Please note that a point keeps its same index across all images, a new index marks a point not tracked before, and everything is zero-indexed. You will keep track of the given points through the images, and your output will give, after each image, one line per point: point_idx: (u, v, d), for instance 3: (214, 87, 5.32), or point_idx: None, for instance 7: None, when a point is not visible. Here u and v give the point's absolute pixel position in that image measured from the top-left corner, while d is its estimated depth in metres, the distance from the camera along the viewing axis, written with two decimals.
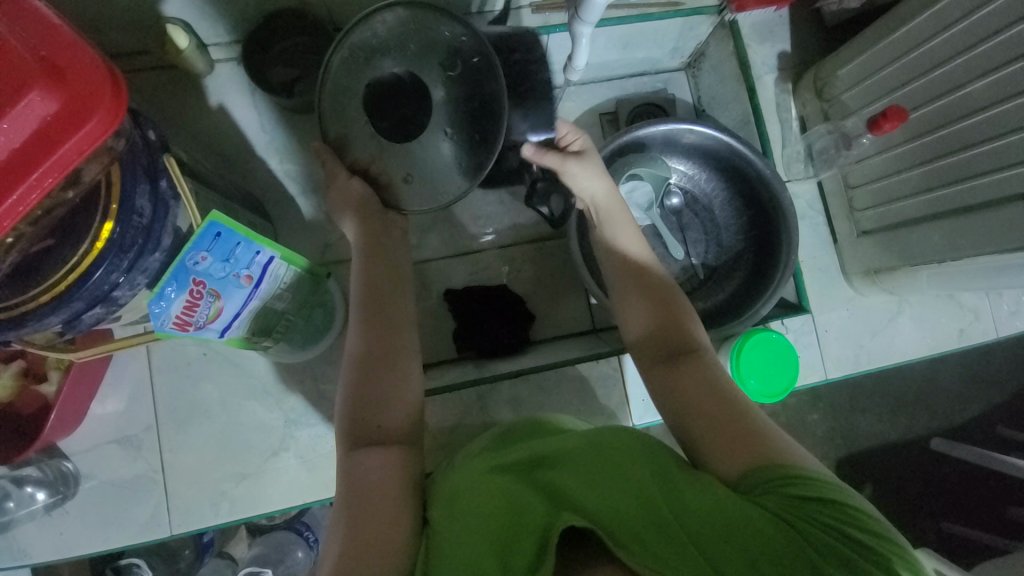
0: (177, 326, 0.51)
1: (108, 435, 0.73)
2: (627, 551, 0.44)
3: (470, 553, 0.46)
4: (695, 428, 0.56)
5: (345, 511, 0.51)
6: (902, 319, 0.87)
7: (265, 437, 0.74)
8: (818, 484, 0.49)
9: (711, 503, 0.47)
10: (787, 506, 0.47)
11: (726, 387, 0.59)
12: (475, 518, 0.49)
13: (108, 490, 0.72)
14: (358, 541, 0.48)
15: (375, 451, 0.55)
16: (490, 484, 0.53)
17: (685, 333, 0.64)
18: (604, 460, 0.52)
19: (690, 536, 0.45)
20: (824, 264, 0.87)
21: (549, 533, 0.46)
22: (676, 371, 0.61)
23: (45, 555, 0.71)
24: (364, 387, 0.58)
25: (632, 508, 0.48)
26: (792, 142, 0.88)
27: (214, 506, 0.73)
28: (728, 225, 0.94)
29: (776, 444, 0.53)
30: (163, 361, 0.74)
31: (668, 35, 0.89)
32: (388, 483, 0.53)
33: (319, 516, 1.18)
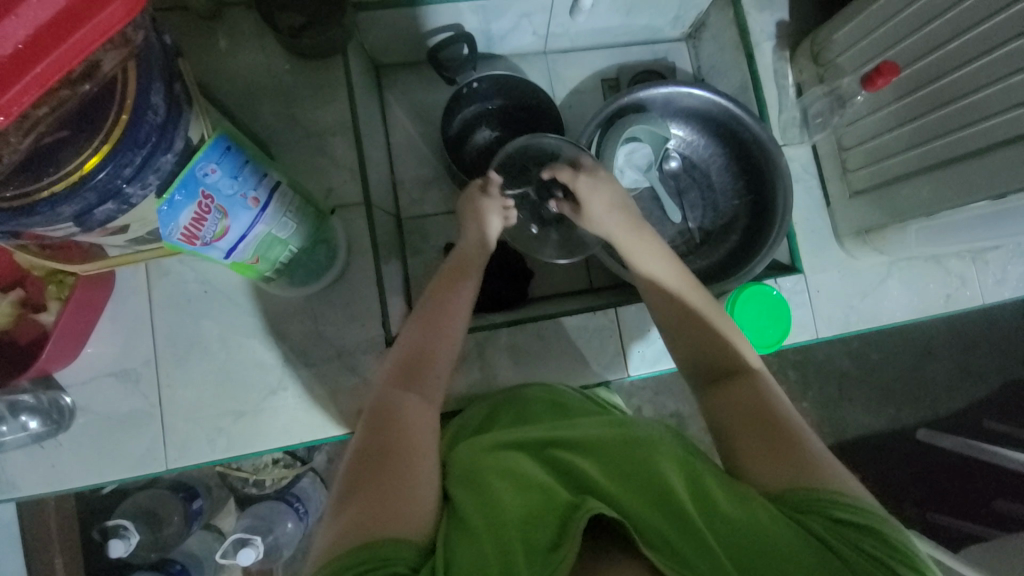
0: (181, 238, 0.50)
1: (105, 368, 0.72)
2: (656, 552, 0.45)
3: (494, 533, 0.47)
4: (732, 437, 0.57)
5: (362, 462, 0.52)
6: (890, 282, 0.89)
7: (263, 375, 0.75)
8: (862, 512, 0.48)
9: (738, 504, 0.49)
10: (826, 527, 0.47)
11: (778, 407, 0.58)
12: (498, 501, 0.51)
13: (102, 423, 0.71)
14: (368, 509, 0.48)
15: (414, 406, 0.57)
16: (509, 466, 0.56)
17: (733, 353, 0.64)
18: (629, 458, 0.54)
19: (709, 527, 0.47)
20: (817, 226, 0.89)
21: (572, 518, 0.47)
22: (726, 393, 0.60)
23: (36, 489, 0.71)
24: (413, 362, 0.61)
25: (653, 504, 0.49)
26: (788, 107, 0.90)
27: (211, 442, 0.73)
28: (725, 190, 0.96)
29: (825, 466, 0.52)
30: (163, 296, 0.74)
31: (670, 2, 0.92)
32: (418, 440, 0.54)
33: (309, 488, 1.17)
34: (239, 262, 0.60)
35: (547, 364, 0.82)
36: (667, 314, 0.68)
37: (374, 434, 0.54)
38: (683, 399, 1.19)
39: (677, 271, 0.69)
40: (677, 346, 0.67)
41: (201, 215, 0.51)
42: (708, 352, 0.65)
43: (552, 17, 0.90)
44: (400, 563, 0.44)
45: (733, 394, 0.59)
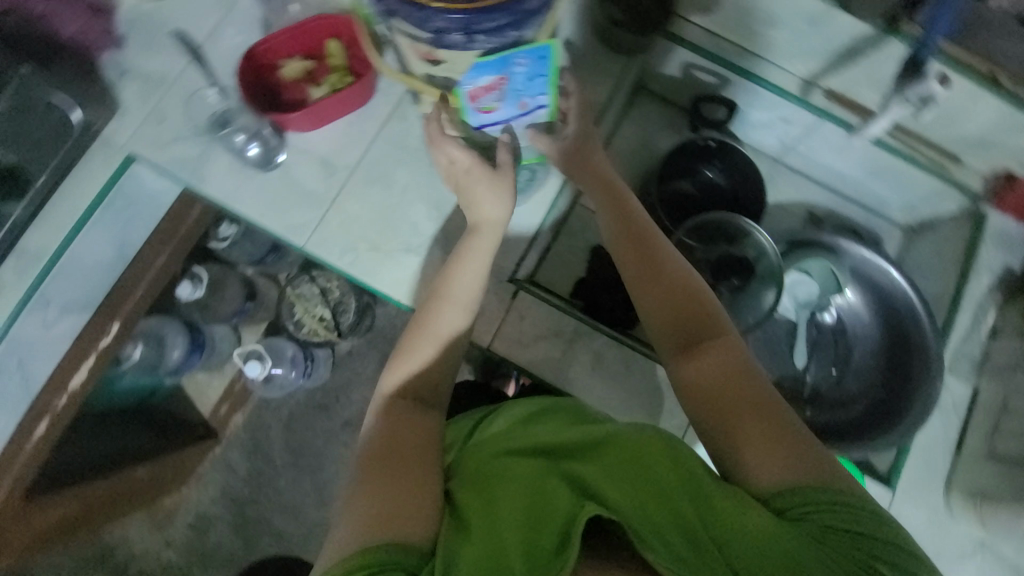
0: (470, 94, 0.65)
1: (318, 151, 0.86)
2: (655, 554, 0.46)
3: (494, 542, 0.50)
4: (724, 447, 0.57)
5: (372, 467, 0.57)
6: (973, 565, 0.81)
7: (410, 234, 0.85)
8: (848, 497, 0.52)
9: (750, 524, 0.49)
10: (821, 532, 0.50)
11: (761, 386, 0.59)
12: (502, 498, 0.55)
13: (287, 185, 0.85)
14: (377, 515, 0.52)
15: (414, 413, 0.64)
16: (511, 471, 0.59)
17: (710, 324, 0.64)
18: (640, 475, 0.54)
19: (717, 542, 0.49)
20: (932, 461, 0.84)
21: (573, 524, 0.49)
22: (701, 369, 0.61)
23: (212, 192, 0.86)
24: (409, 352, 0.68)
25: (652, 507, 0.51)
26: (972, 341, 0.88)
27: (342, 253, 0.84)
28: (858, 371, 0.93)
29: (818, 459, 0.55)
30: (390, 132, 0.87)
31: (915, 189, 0.94)
32: (413, 444, 0.60)
33: (321, 359, 1.36)
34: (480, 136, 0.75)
35: (615, 391, 0.84)
36: (669, 359, 0.64)
37: (382, 441, 0.60)
38: None
39: (675, 266, 0.68)
40: (671, 361, 0.64)
41: (487, 89, 0.65)
42: (674, 324, 0.65)
43: (805, 135, 0.95)
44: (400, 565, 0.49)
45: (707, 366, 0.61)
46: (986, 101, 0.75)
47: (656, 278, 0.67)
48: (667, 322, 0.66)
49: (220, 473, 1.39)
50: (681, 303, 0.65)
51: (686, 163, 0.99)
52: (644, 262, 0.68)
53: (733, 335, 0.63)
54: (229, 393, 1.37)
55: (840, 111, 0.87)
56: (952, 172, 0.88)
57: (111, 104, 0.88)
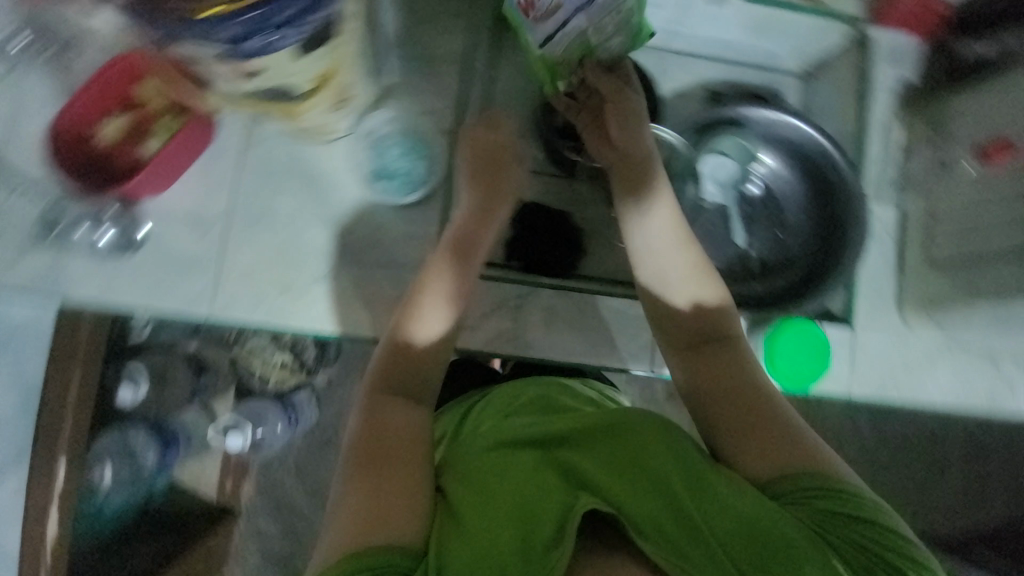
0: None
1: (184, 211, 0.78)
2: (651, 545, 0.48)
3: (484, 539, 0.49)
4: (719, 425, 0.59)
5: (359, 472, 0.55)
6: (940, 365, 0.87)
7: (317, 261, 0.79)
8: (844, 491, 0.53)
9: (741, 503, 0.50)
10: (814, 518, 0.51)
11: (761, 380, 0.60)
12: (494, 496, 0.53)
13: (167, 259, 0.77)
14: (366, 524, 0.51)
15: (395, 409, 0.60)
16: (506, 461, 0.56)
17: (718, 320, 0.64)
18: (637, 459, 0.54)
19: (708, 520, 0.49)
20: (882, 288, 0.88)
21: (568, 516, 0.49)
22: (707, 360, 0.62)
23: (91, 295, 0.77)
24: (398, 352, 0.63)
25: (648, 495, 0.51)
26: (888, 165, 0.90)
27: (254, 307, 0.78)
28: (796, 230, 0.92)
29: (811, 450, 0.55)
30: (253, 162, 0.79)
31: (796, 33, 0.89)
32: (398, 448, 0.57)
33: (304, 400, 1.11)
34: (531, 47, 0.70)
35: (575, 337, 0.84)
36: (673, 331, 0.66)
37: (365, 438, 0.58)
38: None
39: (672, 244, 0.68)
40: (675, 342, 0.65)
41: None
42: (691, 314, 0.65)
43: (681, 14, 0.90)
44: (395, 570, 0.48)
45: (715, 362, 0.62)
46: None
47: (655, 253, 0.68)
48: (671, 300, 0.66)
49: None
50: (689, 291, 0.66)
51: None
52: (639, 227, 0.70)
53: (741, 339, 0.64)
54: None
55: None
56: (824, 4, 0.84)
57: None
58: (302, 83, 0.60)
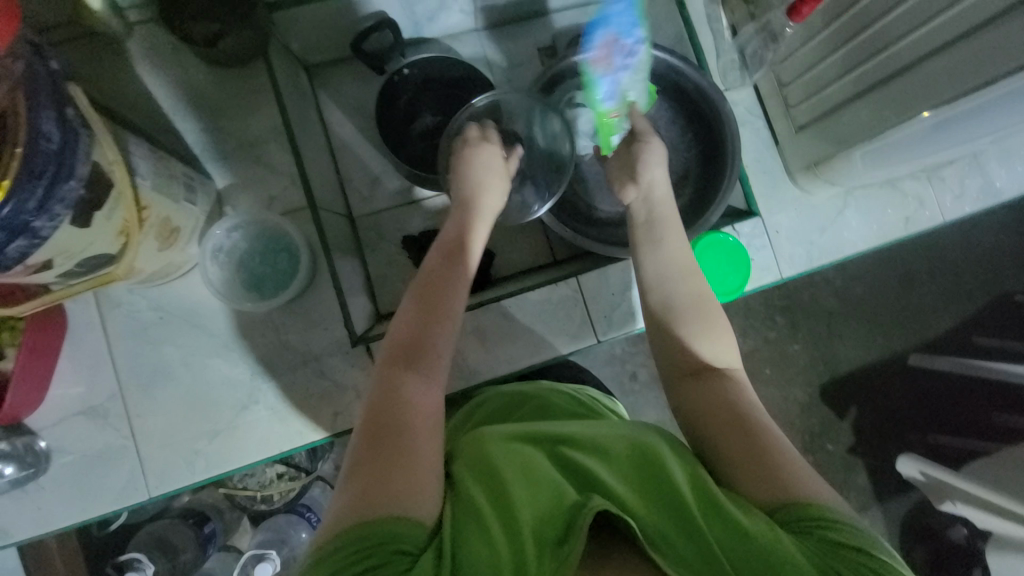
0: (595, 64, 0.83)
1: (74, 408, 0.72)
2: (664, 559, 0.44)
3: (504, 536, 0.45)
4: (712, 454, 0.54)
5: (365, 445, 0.50)
6: (848, 212, 0.89)
7: (233, 392, 0.75)
8: (860, 534, 0.45)
9: (747, 521, 0.45)
10: (826, 553, 0.44)
11: (757, 414, 0.55)
12: (510, 493, 0.49)
13: (79, 462, 0.72)
14: (374, 496, 0.46)
15: (416, 385, 0.55)
16: (522, 458, 0.53)
17: (717, 353, 0.61)
18: (644, 474, 0.50)
19: (713, 537, 0.45)
20: (769, 166, 0.89)
21: (578, 517, 0.45)
22: (704, 386, 0.59)
23: (19, 535, 0.72)
24: (412, 318, 0.61)
25: (661, 507, 0.47)
26: (726, 50, 0.90)
27: (191, 465, 0.74)
28: (676, 145, 0.93)
29: (815, 484, 0.49)
30: (119, 328, 0.74)
31: None
32: (417, 423, 0.52)
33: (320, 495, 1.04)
34: (608, 107, 0.84)
35: (516, 342, 0.83)
36: (674, 351, 0.63)
37: (376, 409, 0.53)
38: None
39: (660, 284, 0.67)
40: (671, 370, 0.62)
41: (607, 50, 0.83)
42: (692, 350, 0.62)
43: None
44: (407, 547, 0.43)
45: (705, 395, 0.58)
46: None
47: (663, 288, 0.66)
48: (668, 324, 0.64)
49: None
50: (686, 327, 0.63)
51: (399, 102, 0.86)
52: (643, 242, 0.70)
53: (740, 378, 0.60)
54: None
55: None
56: None
57: None
58: (108, 246, 0.56)
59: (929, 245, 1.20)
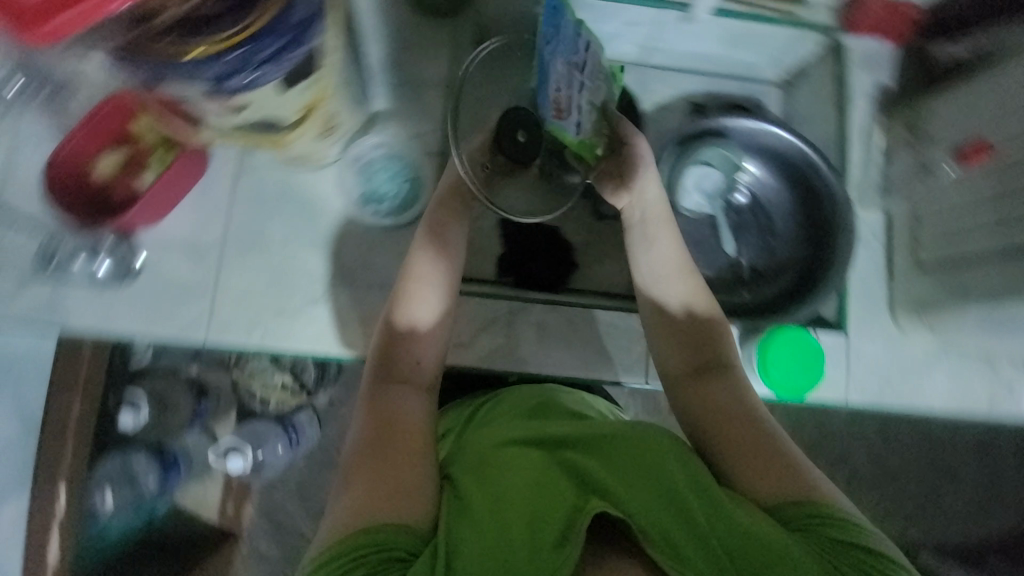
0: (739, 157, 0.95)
1: (179, 240, 0.79)
2: (660, 554, 0.49)
3: (495, 534, 0.50)
4: (714, 447, 0.63)
5: (360, 463, 0.57)
6: (935, 368, 0.87)
7: (310, 285, 0.80)
8: (844, 520, 0.55)
9: (750, 521, 0.52)
10: (819, 540, 0.53)
11: (751, 405, 0.65)
12: (504, 490, 0.54)
13: (163, 287, 0.79)
14: (371, 504, 0.54)
15: (398, 396, 0.63)
16: (512, 458, 0.57)
17: (721, 354, 0.69)
18: (643, 468, 0.55)
19: (716, 533, 0.51)
20: (872, 292, 0.88)
21: (577, 517, 0.50)
22: (704, 390, 0.67)
23: (86, 327, 0.78)
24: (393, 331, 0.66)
25: (663, 501, 0.52)
26: (871, 169, 0.91)
27: (249, 331, 0.79)
28: (784, 236, 0.94)
29: (806, 477, 0.59)
30: (245, 190, 0.81)
31: (773, 44, 0.92)
32: (408, 429, 0.60)
33: (306, 422, 1.15)
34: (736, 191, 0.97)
35: (568, 350, 0.85)
36: (672, 357, 0.71)
37: (369, 433, 0.60)
38: None
39: (667, 298, 0.72)
40: (673, 377, 0.70)
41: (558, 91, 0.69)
42: (700, 347, 0.70)
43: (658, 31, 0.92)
44: (399, 547, 0.51)
45: (714, 395, 0.66)
46: None
47: (669, 301, 0.72)
48: (673, 331, 0.71)
49: None
50: (693, 328, 0.71)
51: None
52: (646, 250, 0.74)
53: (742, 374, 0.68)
54: None
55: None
56: (797, 13, 0.86)
57: None
58: (287, 115, 0.63)
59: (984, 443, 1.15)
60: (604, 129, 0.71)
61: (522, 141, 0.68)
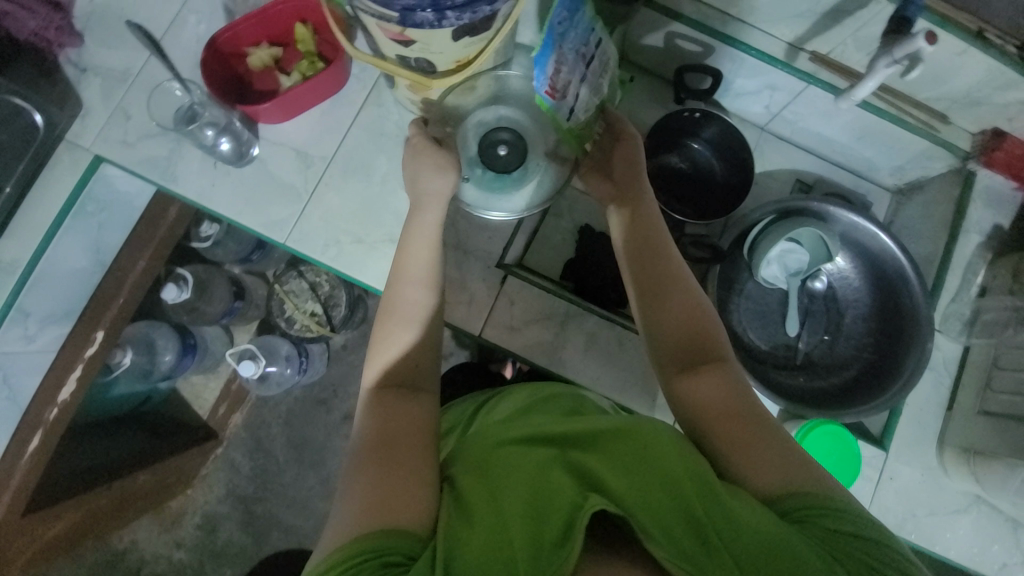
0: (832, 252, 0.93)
1: (293, 143, 0.84)
2: (660, 549, 0.46)
3: (494, 536, 0.48)
4: (710, 445, 0.58)
5: (363, 475, 0.55)
6: (966, 518, 0.83)
7: (394, 224, 0.83)
8: (852, 514, 0.51)
9: (751, 518, 0.49)
10: (826, 536, 0.49)
11: (745, 396, 0.61)
12: (502, 492, 0.53)
13: (264, 180, 0.83)
14: (375, 506, 0.52)
15: (403, 399, 0.62)
16: (511, 457, 0.57)
17: (711, 341, 0.65)
18: (644, 461, 0.53)
19: (723, 539, 0.47)
20: (925, 421, 0.86)
21: (577, 516, 0.48)
22: (695, 383, 0.62)
23: (186, 192, 0.83)
24: (387, 342, 0.67)
25: (665, 493, 0.50)
26: (962, 301, 0.89)
27: (325, 247, 0.82)
28: (852, 337, 0.92)
29: (808, 470, 0.55)
30: (367, 119, 0.85)
31: (903, 151, 0.92)
32: (409, 433, 0.59)
33: (316, 353, 1.34)
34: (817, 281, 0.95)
35: (610, 369, 0.85)
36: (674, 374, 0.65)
37: (375, 447, 0.57)
38: None
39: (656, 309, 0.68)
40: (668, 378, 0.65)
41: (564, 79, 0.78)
42: (694, 342, 0.65)
43: (795, 103, 0.93)
44: (403, 552, 0.48)
45: (705, 387, 0.61)
46: (974, 58, 0.73)
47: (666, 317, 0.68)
48: (671, 346, 0.66)
49: (224, 472, 1.38)
50: (688, 325, 0.66)
51: (676, 140, 0.97)
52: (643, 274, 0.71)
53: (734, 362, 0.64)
54: (227, 392, 1.35)
55: (826, 75, 0.85)
56: (939, 131, 0.87)
57: (77, 105, 0.85)
58: (443, 63, 0.67)
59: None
60: (598, 127, 0.80)
61: (505, 152, 0.81)
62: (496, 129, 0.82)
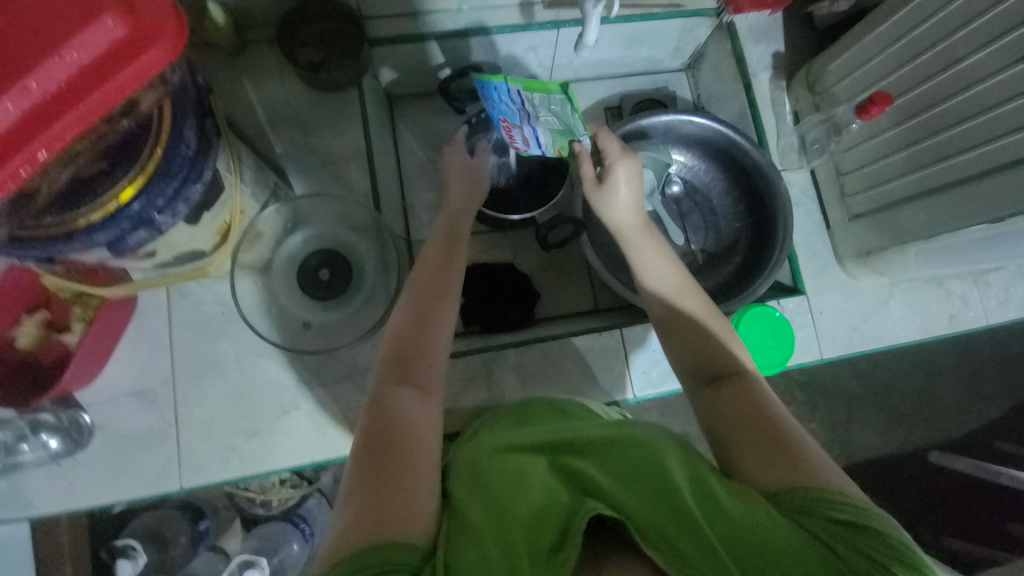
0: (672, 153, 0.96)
1: (125, 389, 0.75)
2: (658, 551, 0.42)
3: (500, 544, 0.43)
4: (725, 441, 0.54)
5: (352, 489, 0.47)
6: (893, 303, 0.90)
7: (277, 395, 0.77)
8: (856, 509, 0.46)
9: (745, 510, 0.44)
10: (825, 530, 0.44)
11: (761, 399, 0.56)
12: (506, 496, 0.47)
13: (120, 442, 0.74)
14: (368, 514, 0.44)
15: (412, 400, 0.54)
16: (514, 461, 0.51)
17: (727, 356, 0.61)
18: (635, 456, 0.49)
19: (722, 526, 0.43)
20: (818, 248, 0.91)
21: (573, 519, 0.44)
22: (719, 393, 0.58)
23: (51, 509, 0.72)
24: (410, 346, 0.58)
25: (658, 502, 0.44)
26: (786, 134, 0.94)
27: (225, 461, 0.75)
28: (727, 214, 0.97)
29: (809, 461, 0.50)
30: (183, 318, 0.77)
31: (669, 36, 0.94)
32: (408, 433, 0.51)
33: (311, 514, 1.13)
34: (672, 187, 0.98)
35: (554, 383, 0.84)
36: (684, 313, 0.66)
37: (373, 426, 0.51)
38: (690, 421, 1.09)
39: (671, 286, 0.68)
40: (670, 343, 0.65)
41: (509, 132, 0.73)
42: (721, 351, 0.62)
43: (558, 51, 0.90)
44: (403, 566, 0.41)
45: (726, 401, 0.57)
46: None
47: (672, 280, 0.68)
48: (675, 321, 0.65)
49: None
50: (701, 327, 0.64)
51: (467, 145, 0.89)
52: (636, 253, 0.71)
53: (757, 377, 0.60)
54: None
55: (568, 13, 0.82)
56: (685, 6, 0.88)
57: None
58: (205, 241, 0.62)
59: (958, 342, 1.23)
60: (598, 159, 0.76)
61: (326, 277, 0.79)
62: (316, 255, 0.80)
